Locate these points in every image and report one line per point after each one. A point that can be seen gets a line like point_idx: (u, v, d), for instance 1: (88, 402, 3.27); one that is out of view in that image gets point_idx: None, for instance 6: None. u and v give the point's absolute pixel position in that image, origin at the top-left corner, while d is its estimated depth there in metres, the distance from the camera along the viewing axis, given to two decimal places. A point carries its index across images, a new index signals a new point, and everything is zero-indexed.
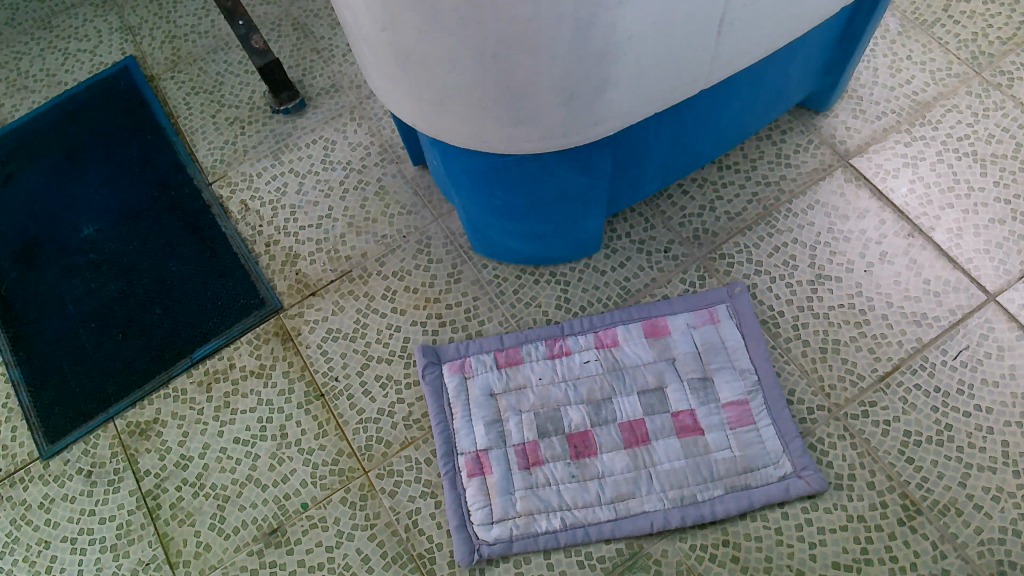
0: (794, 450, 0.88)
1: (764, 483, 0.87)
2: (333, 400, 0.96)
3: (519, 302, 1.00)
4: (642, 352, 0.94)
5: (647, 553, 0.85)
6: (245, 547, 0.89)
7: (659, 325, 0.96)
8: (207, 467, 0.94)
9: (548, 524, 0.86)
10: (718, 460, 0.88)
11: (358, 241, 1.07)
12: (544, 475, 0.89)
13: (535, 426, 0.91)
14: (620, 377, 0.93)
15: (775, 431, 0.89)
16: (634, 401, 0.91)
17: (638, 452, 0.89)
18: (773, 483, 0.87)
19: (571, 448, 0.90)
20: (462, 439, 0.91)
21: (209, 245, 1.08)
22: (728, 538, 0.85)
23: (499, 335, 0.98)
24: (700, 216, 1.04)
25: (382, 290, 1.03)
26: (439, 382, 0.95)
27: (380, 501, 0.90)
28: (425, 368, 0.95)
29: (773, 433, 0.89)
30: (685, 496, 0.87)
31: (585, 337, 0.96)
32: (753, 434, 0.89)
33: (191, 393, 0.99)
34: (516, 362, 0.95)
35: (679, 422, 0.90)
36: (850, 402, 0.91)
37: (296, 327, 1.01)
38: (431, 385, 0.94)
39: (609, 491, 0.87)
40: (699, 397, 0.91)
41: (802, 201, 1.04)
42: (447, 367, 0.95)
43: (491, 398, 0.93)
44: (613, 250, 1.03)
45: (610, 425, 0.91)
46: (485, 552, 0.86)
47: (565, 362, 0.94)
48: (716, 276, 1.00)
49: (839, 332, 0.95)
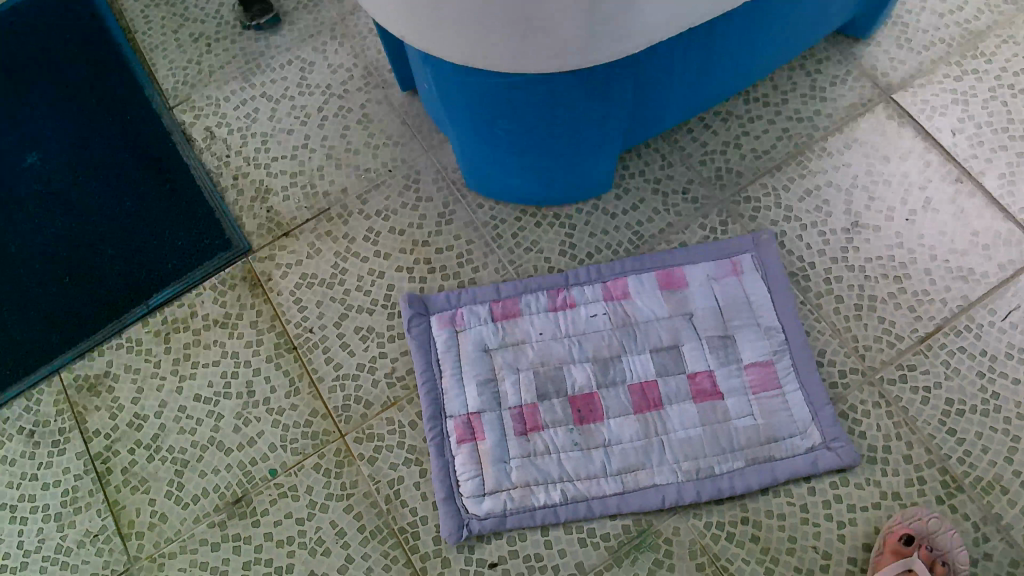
0: (824, 418, 0.79)
1: (791, 455, 0.77)
2: (307, 354, 0.86)
3: (518, 248, 0.89)
4: (655, 306, 0.84)
5: (657, 531, 0.77)
6: (206, 519, 0.80)
7: (674, 276, 0.85)
8: (163, 429, 0.85)
9: (546, 498, 0.77)
10: (739, 428, 0.79)
11: (338, 175, 0.95)
12: (543, 443, 0.79)
13: (534, 387, 0.81)
14: (631, 334, 0.83)
15: (804, 397, 0.80)
16: (646, 361, 0.82)
17: (650, 418, 0.79)
18: (800, 455, 0.77)
19: (575, 413, 0.80)
20: (451, 399, 0.82)
21: (168, 178, 0.96)
22: (747, 516, 0.77)
23: (495, 284, 0.87)
24: (723, 154, 0.92)
25: (364, 231, 0.92)
26: (426, 336, 0.85)
27: (359, 470, 0.81)
28: (412, 321, 0.85)
29: (801, 399, 0.79)
30: (701, 468, 0.77)
31: (592, 289, 0.86)
32: (779, 399, 0.79)
33: (146, 345, 0.88)
34: (513, 314, 0.85)
35: (696, 385, 0.80)
36: (885, 366, 0.82)
37: (266, 272, 0.91)
38: (417, 338, 0.84)
39: (616, 462, 0.78)
40: (717, 357, 0.81)
41: (839, 139, 0.92)
42: (436, 319, 0.85)
43: (485, 355, 0.83)
44: (624, 190, 0.91)
45: (619, 387, 0.81)
46: (475, 528, 0.77)
47: (569, 316, 0.84)
48: (740, 222, 0.89)
49: (876, 288, 0.85)
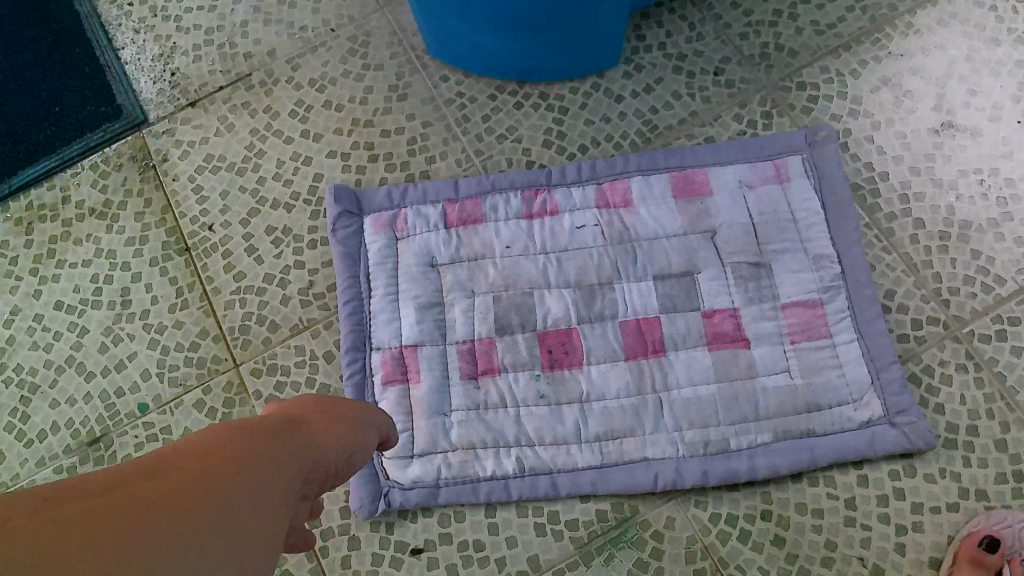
0: (889, 383, 0.57)
1: (837, 431, 0.56)
2: (202, 258, 0.66)
3: (489, 134, 0.67)
4: (665, 219, 0.62)
5: (643, 522, 0.57)
6: (52, 463, 0.61)
7: (694, 181, 0.63)
8: (11, 344, 0.65)
9: (495, 467, 0.57)
10: (768, 389, 0.57)
11: (265, 32, 0.72)
12: (498, 393, 0.58)
13: (492, 318, 0.60)
14: (629, 255, 0.61)
15: (862, 351, 0.58)
16: (646, 292, 0.60)
17: (646, 368, 0.58)
18: (851, 430, 0.56)
19: (544, 354, 0.59)
20: (380, 328, 0.61)
21: (50, 26, 0.72)
22: (768, 509, 0.56)
23: (454, 179, 0.65)
24: (774, 25, 0.68)
25: (291, 105, 0.70)
26: (356, 241, 0.63)
27: (253, 411, 0.62)
28: (338, 219, 0.64)
29: (858, 354, 0.57)
30: (711, 441, 0.56)
31: (583, 191, 0.63)
32: (827, 353, 0.57)
33: (3, 236, 0.68)
34: (474, 219, 0.63)
35: (713, 328, 0.59)
36: (978, 318, 0.59)
37: (162, 151, 0.69)
38: (341, 245, 0.63)
39: (594, 425, 0.57)
40: (745, 292, 0.59)
41: (934, 12, 0.68)
42: (371, 220, 0.64)
43: (431, 271, 0.62)
44: (636, 67, 0.68)
45: (607, 324, 0.59)
46: (396, 500, 0.58)
47: (548, 226, 0.62)
48: (789, 115, 0.65)
49: (972, 211, 0.62)
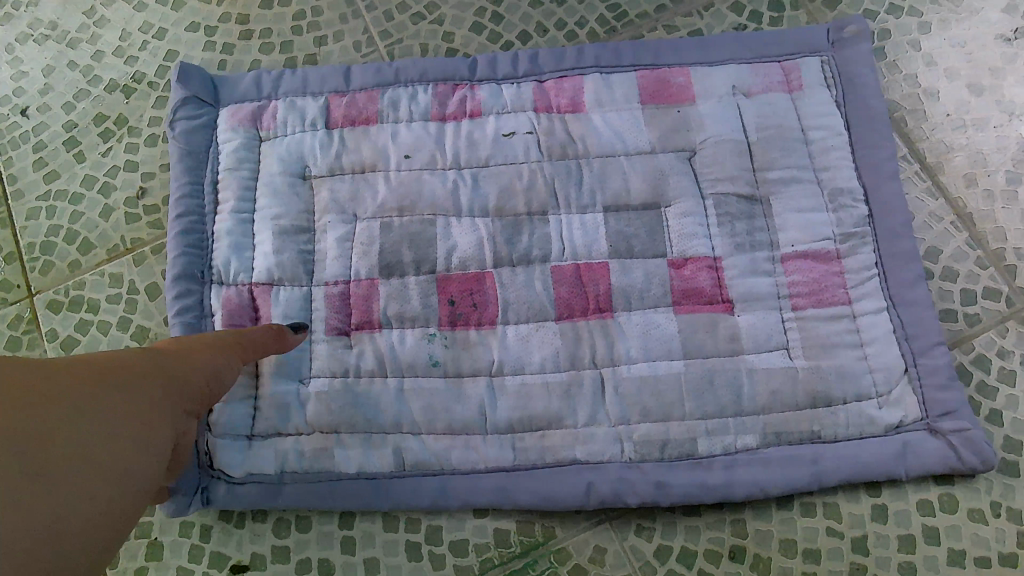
0: (929, 374, 0.40)
1: (852, 438, 0.39)
2: (6, 151, 0.49)
3: (402, 12, 0.50)
4: (628, 129, 0.44)
5: (562, 551, 0.40)
6: None
7: (671, 83, 0.46)
8: None
9: (361, 463, 0.40)
10: (759, 372, 0.40)
11: None
12: (376, 355, 0.41)
13: (376, 253, 0.42)
14: (573, 175, 0.44)
15: (891, 326, 0.41)
16: (595, 228, 0.43)
17: (585, 333, 0.41)
18: (872, 439, 0.39)
19: (444, 308, 0.41)
20: (221, 257, 0.43)
21: None
22: (739, 546, 0.39)
23: (345, 67, 0.48)
24: None
25: None
26: (205, 139, 0.46)
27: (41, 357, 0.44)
28: (183, 108, 0.46)
29: (886, 331, 0.40)
30: (672, 441, 0.39)
31: (517, 89, 0.46)
32: (842, 325, 0.40)
33: None
34: (365, 121, 0.45)
35: (684, 283, 0.41)
36: None
37: None
38: (184, 144, 0.46)
39: (506, 408, 0.40)
40: (733, 235, 0.42)
41: None
42: (228, 112, 0.46)
43: (300, 185, 0.44)
44: None
45: (536, 270, 0.42)
46: (218, 496, 0.40)
47: (467, 132, 0.45)
48: (806, 8, 0.48)
49: None
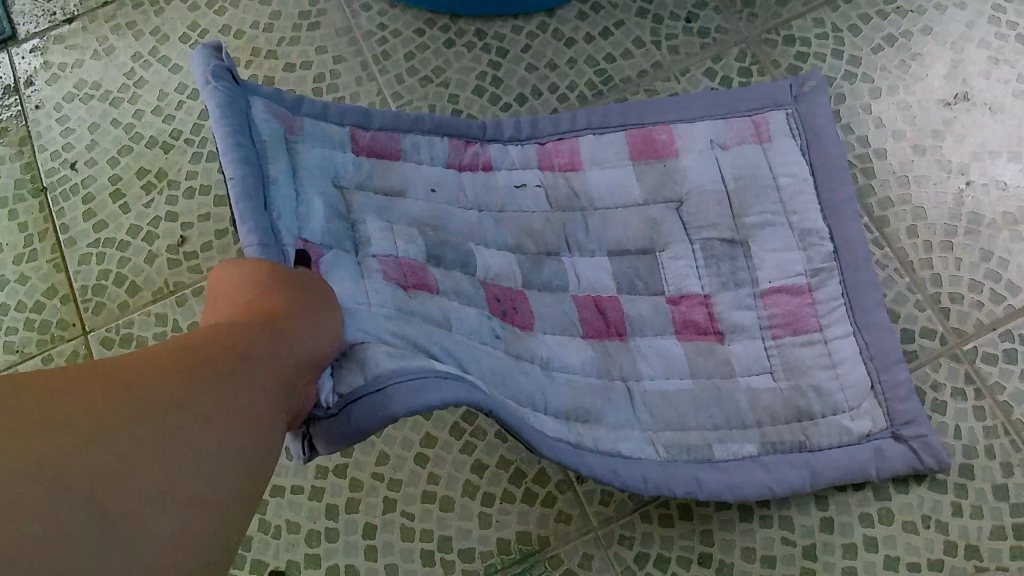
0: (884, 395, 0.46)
1: (834, 446, 0.45)
2: (59, 202, 0.55)
3: (412, 76, 0.56)
4: (621, 184, 0.50)
5: (555, 557, 0.46)
6: None
7: (657, 138, 0.51)
8: None
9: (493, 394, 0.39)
10: (756, 391, 0.45)
11: None
12: (441, 310, 0.41)
13: (421, 245, 0.43)
14: (580, 219, 0.49)
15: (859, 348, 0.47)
16: (601, 270, 0.47)
17: (612, 352, 0.45)
18: (849, 446, 0.45)
19: (492, 304, 0.44)
20: (284, 210, 0.40)
21: None
22: (707, 552, 0.45)
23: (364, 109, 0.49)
24: None
25: (182, 28, 0.59)
26: (245, 109, 0.41)
27: None
28: (220, 71, 0.41)
29: (853, 352, 0.47)
30: (692, 446, 0.44)
31: (521, 149, 0.52)
32: (817, 350, 0.46)
33: None
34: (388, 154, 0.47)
35: (683, 314, 0.47)
36: (982, 333, 0.48)
37: (26, 74, 0.58)
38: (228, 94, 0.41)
39: (562, 397, 0.43)
40: (719, 274, 0.48)
41: None
42: (262, 100, 0.43)
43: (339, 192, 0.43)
44: (592, 8, 0.57)
45: (557, 293, 0.46)
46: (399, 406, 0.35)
47: (485, 179, 0.49)
48: (771, 74, 0.54)
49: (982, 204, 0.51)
